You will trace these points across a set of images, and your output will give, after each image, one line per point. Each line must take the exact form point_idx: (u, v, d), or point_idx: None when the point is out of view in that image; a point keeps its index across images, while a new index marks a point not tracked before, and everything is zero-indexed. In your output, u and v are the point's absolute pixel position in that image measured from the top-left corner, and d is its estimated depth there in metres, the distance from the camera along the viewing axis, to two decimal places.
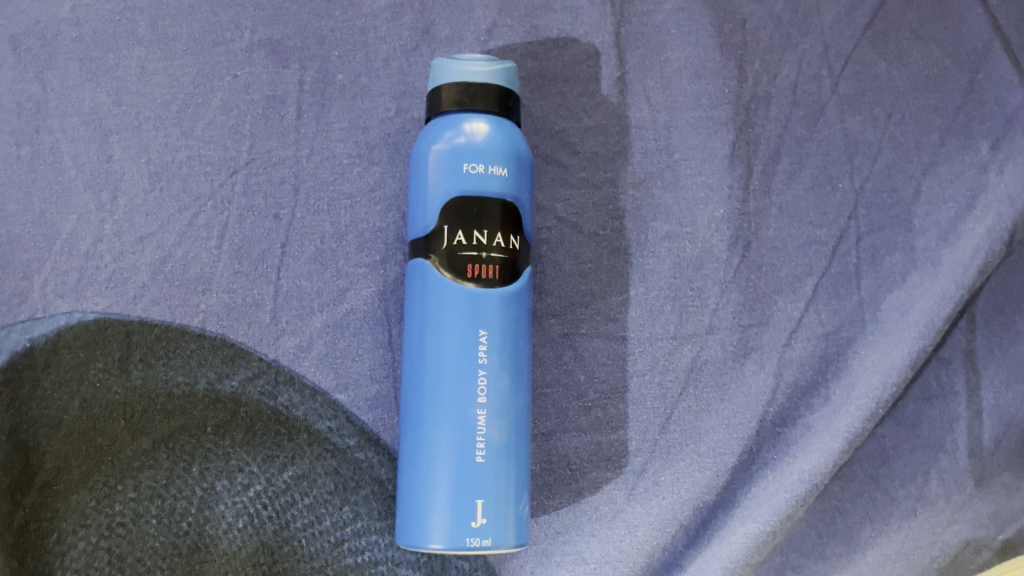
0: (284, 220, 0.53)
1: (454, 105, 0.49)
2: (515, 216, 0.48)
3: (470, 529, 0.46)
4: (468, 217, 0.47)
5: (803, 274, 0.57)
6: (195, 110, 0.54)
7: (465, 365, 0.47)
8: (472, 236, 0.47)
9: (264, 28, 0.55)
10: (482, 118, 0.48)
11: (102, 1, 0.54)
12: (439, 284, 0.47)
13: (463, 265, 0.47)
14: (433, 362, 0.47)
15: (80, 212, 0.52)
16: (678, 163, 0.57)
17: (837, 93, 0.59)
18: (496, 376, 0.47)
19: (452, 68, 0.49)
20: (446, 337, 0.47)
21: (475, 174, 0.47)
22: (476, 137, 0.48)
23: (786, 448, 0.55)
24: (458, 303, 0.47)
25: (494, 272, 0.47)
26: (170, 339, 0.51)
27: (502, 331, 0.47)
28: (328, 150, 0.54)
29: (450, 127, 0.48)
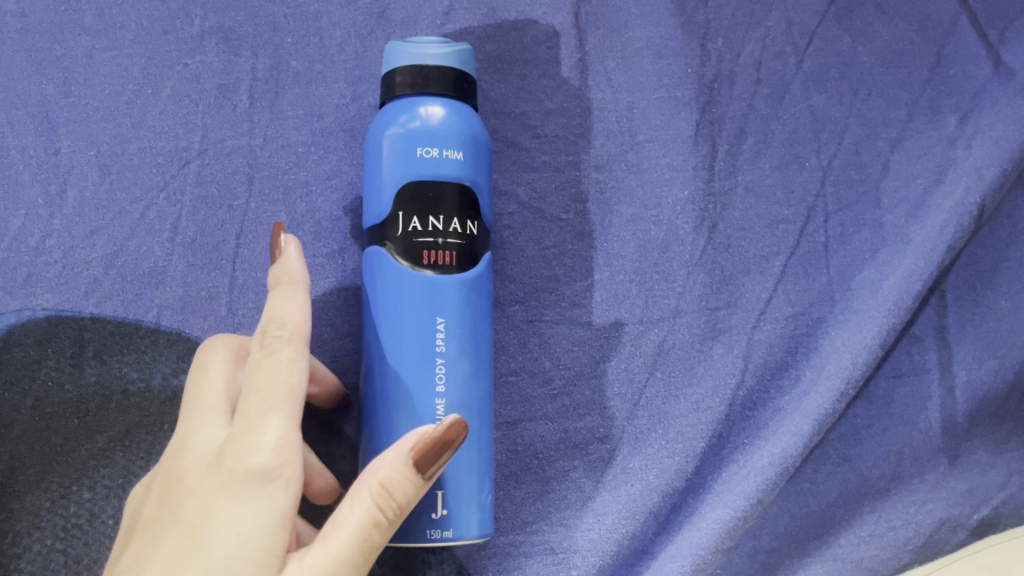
0: (238, 210, 0.52)
1: (409, 88, 0.47)
2: (473, 200, 0.47)
3: (431, 521, 0.45)
4: (423, 202, 0.46)
5: (770, 255, 0.56)
6: (145, 100, 0.53)
7: (422, 354, 0.45)
8: (426, 222, 0.46)
9: (215, 16, 0.54)
10: (435, 101, 0.47)
11: None
12: (395, 271, 0.46)
13: (420, 251, 0.46)
14: (388, 352, 0.46)
15: (28, 207, 0.51)
16: (642, 145, 0.56)
17: (802, 70, 0.58)
18: (455, 364, 0.46)
19: (406, 51, 0.48)
20: (403, 325, 0.46)
21: (431, 158, 0.46)
22: (432, 120, 0.46)
23: (756, 431, 0.54)
24: (415, 290, 0.46)
25: (451, 257, 0.46)
26: (124, 335, 0.50)
27: (459, 318, 0.46)
28: (283, 138, 0.53)
29: (406, 111, 0.47)
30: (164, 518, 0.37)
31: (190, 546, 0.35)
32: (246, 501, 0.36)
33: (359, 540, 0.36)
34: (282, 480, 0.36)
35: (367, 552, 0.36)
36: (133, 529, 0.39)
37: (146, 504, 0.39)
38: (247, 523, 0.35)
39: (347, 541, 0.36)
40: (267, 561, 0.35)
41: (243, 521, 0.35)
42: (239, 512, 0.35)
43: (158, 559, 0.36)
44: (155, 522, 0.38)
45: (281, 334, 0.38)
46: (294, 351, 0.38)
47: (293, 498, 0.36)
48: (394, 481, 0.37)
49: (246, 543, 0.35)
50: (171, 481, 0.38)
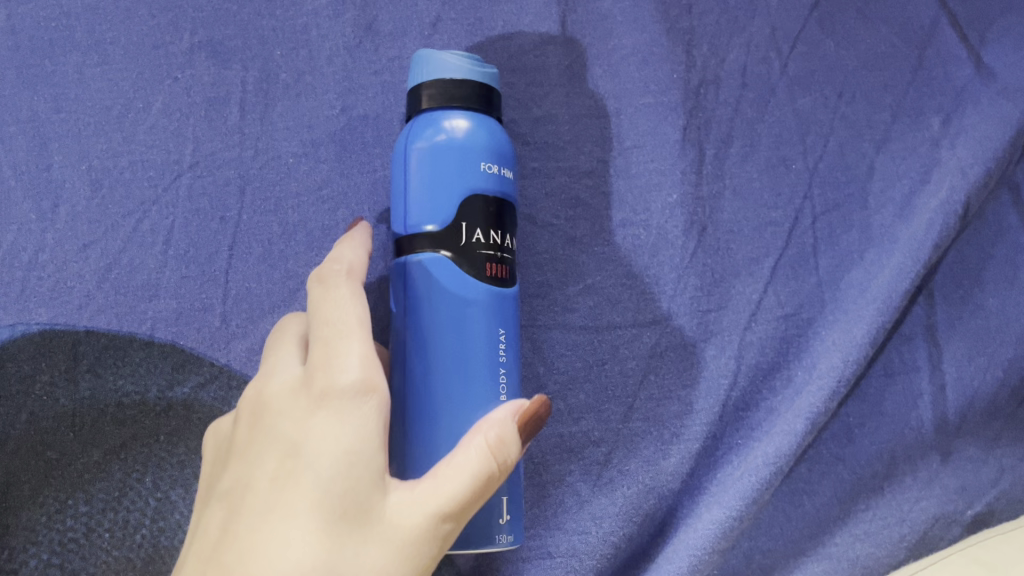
0: (231, 222, 0.52)
1: (462, 103, 0.44)
2: (513, 219, 0.46)
3: (500, 526, 0.43)
4: (485, 215, 0.44)
5: (759, 257, 0.56)
6: (136, 114, 0.53)
7: (487, 365, 0.43)
8: (488, 235, 0.44)
9: (204, 30, 0.54)
10: (486, 119, 0.45)
11: (37, 7, 0.53)
12: (462, 285, 0.43)
13: (485, 265, 0.43)
14: (452, 368, 0.42)
15: (21, 222, 0.51)
16: (630, 150, 0.57)
17: (787, 75, 0.59)
18: (510, 374, 0.44)
19: (457, 64, 0.45)
20: (466, 338, 0.43)
21: (492, 175, 0.44)
22: (487, 136, 0.44)
23: (751, 432, 0.55)
24: (484, 300, 0.43)
25: (506, 272, 0.44)
26: (118, 348, 0.50)
27: (512, 328, 0.45)
28: (273, 150, 0.53)
29: (463, 123, 0.44)
30: (257, 442, 0.38)
31: (291, 467, 0.36)
32: (345, 421, 0.36)
33: (478, 481, 0.37)
34: (373, 402, 0.37)
35: (480, 497, 0.37)
36: (224, 459, 0.40)
37: (235, 435, 0.40)
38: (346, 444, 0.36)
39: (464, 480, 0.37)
40: (373, 482, 0.36)
41: (342, 441, 0.36)
42: (338, 433, 0.36)
43: (260, 480, 0.37)
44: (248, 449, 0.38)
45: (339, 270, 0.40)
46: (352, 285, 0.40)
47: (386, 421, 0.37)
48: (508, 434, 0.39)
49: (351, 463, 0.36)
50: (259, 411, 0.39)
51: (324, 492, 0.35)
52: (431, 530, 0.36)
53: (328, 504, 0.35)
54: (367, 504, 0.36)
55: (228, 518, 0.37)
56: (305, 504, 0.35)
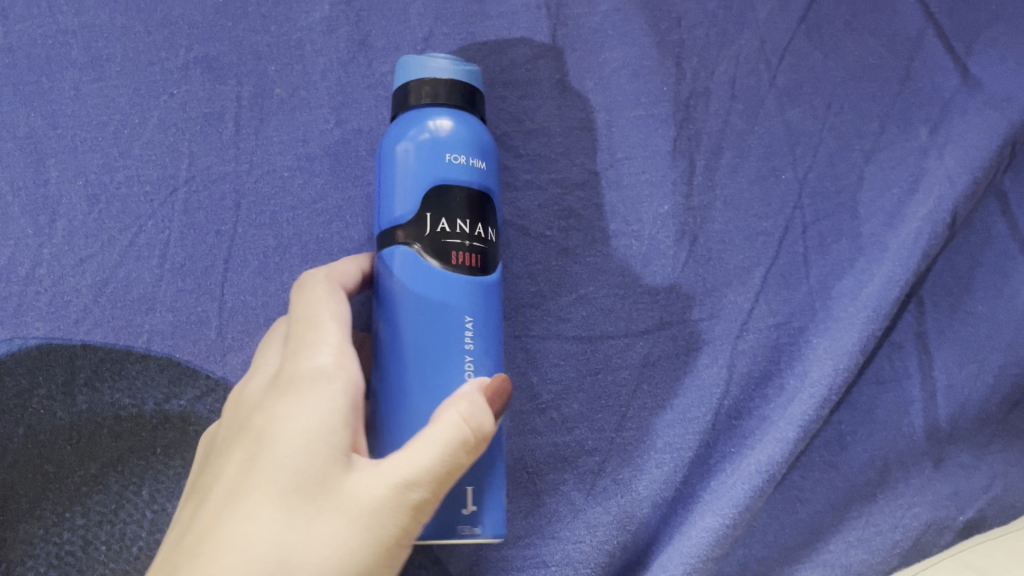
0: (226, 236, 0.53)
1: (432, 101, 0.45)
2: (491, 210, 0.46)
3: (462, 516, 0.42)
4: (450, 204, 0.44)
5: (750, 266, 0.57)
6: (132, 129, 0.54)
7: (451, 352, 0.42)
8: (454, 223, 0.43)
9: (199, 47, 0.55)
10: (458, 114, 0.46)
11: (35, 25, 0.54)
12: (424, 273, 0.43)
13: (449, 253, 0.43)
14: (415, 357, 0.42)
15: (18, 236, 0.52)
16: (622, 162, 0.57)
17: (776, 86, 0.59)
18: (483, 363, 0.43)
19: (429, 66, 0.46)
20: (432, 326, 0.42)
21: (458, 165, 0.44)
22: (455, 129, 0.45)
23: (743, 440, 0.55)
24: (444, 288, 0.43)
25: (478, 262, 0.44)
26: (115, 361, 0.51)
27: (484, 317, 0.44)
28: (268, 164, 0.54)
29: (431, 118, 0.45)
30: (233, 433, 0.39)
31: (259, 449, 0.37)
32: (310, 402, 0.38)
33: (443, 453, 0.37)
34: (338, 384, 0.38)
35: (452, 467, 0.37)
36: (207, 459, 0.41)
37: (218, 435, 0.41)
38: (310, 422, 0.37)
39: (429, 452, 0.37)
40: (337, 459, 0.37)
41: (307, 419, 0.37)
42: (303, 412, 0.37)
43: (231, 465, 0.38)
44: (226, 441, 0.40)
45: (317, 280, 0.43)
46: (328, 290, 0.43)
47: (352, 403, 0.38)
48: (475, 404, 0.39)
49: (314, 439, 0.37)
50: (239, 408, 0.41)
51: (287, 467, 0.36)
52: (398, 500, 0.36)
53: (289, 479, 0.36)
54: (330, 479, 0.36)
55: (198, 503, 0.37)
56: (269, 479, 0.36)
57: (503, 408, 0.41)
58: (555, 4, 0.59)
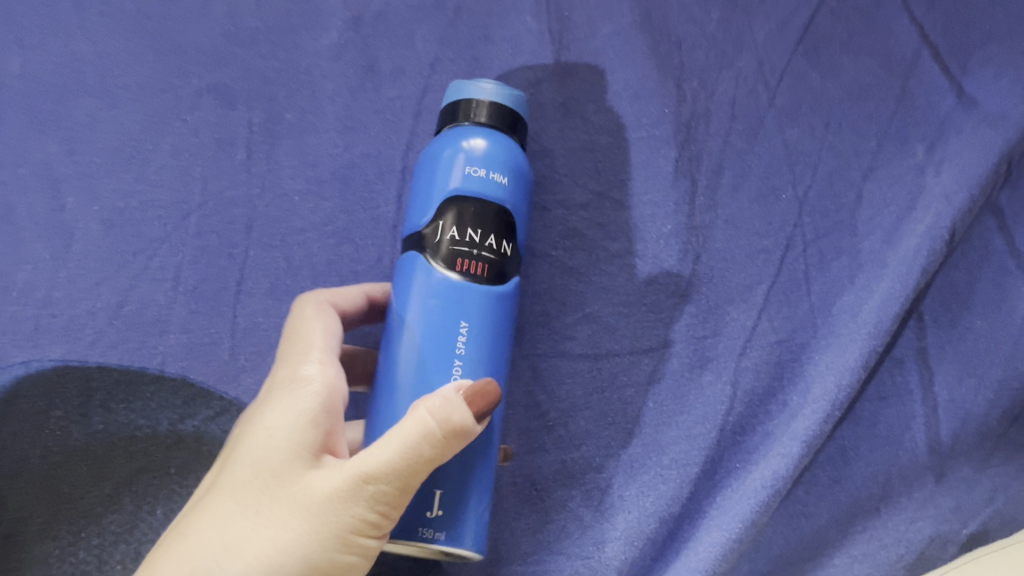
0: (238, 258, 0.54)
1: (465, 118, 0.47)
2: (510, 224, 0.45)
3: (424, 518, 0.41)
4: (463, 214, 0.44)
5: (752, 284, 0.57)
6: (145, 155, 0.55)
7: (441, 355, 0.42)
8: (463, 232, 0.43)
9: (210, 74, 0.56)
10: (489, 130, 0.46)
11: (50, 54, 0.56)
12: (427, 279, 0.43)
13: (453, 260, 0.43)
14: (406, 360, 0.42)
15: (34, 261, 0.53)
16: (625, 183, 0.58)
17: (775, 106, 0.61)
18: (472, 371, 0.42)
19: (468, 86, 0.48)
20: (428, 329, 0.42)
21: (476, 176, 0.45)
22: (479, 143, 0.45)
23: (748, 456, 0.56)
24: (442, 293, 0.43)
25: (487, 272, 0.43)
26: (130, 382, 0.52)
27: (486, 326, 0.43)
28: (279, 187, 0.55)
29: (460, 134, 0.46)
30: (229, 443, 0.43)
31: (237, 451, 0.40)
32: (281, 406, 0.40)
33: (403, 449, 0.37)
34: (310, 391, 0.41)
35: (414, 462, 0.37)
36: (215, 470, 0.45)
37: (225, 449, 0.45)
38: (277, 424, 0.39)
39: (388, 448, 0.37)
40: (300, 456, 0.38)
41: (275, 421, 0.40)
42: (273, 415, 0.40)
43: (218, 470, 0.41)
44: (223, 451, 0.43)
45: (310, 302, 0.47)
46: (318, 311, 0.46)
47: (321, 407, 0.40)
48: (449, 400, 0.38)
49: (278, 438, 0.39)
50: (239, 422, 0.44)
51: (252, 465, 0.39)
52: (352, 492, 0.37)
53: (252, 476, 0.38)
54: (289, 474, 0.38)
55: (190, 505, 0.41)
56: (237, 476, 0.39)
57: (489, 410, 0.40)
58: (558, 29, 0.60)
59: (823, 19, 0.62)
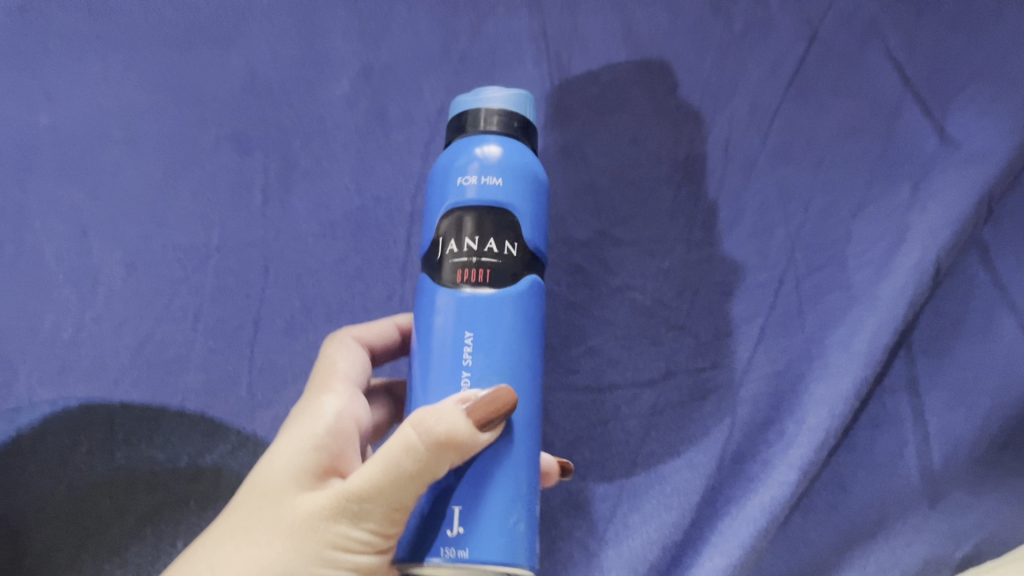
0: (254, 298, 0.56)
1: (461, 133, 0.45)
2: (514, 224, 0.42)
3: (445, 537, 0.37)
4: (460, 225, 0.42)
5: (748, 317, 0.57)
6: (168, 201, 0.58)
7: (449, 371, 0.40)
8: (461, 243, 0.42)
9: (228, 124, 0.60)
10: (481, 136, 0.44)
11: (82, 111, 0.60)
12: (431, 297, 0.42)
13: (454, 273, 0.42)
14: (418, 380, 0.41)
15: (61, 303, 0.56)
16: (625, 221, 0.60)
17: (767, 146, 0.61)
18: (483, 380, 0.40)
19: (462, 103, 0.46)
20: (435, 349, 0.41)
21: (468, 184, 0.43)
22: (470, 151, 0.43)
23: (748, 483, 0.55)
24: (444, 307, 0.41)
25: (489, 277, 0.41)
26: (151, 419, 0.53)
27: (492, 331, 0.40)
28: (294, 230, 0.57)
29: (455, 148, 0.45)
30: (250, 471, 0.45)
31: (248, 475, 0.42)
32: (289, 434, 0.42)
33: (386, 465, 0.37)
34: (320, 422, 0.43)
35: (398, 478, 0.37)
36: None
37: None
38: (281, 449, 0.41)
39: (373, 465, 0.37)
40: (296, 479, 0.40)
41: (281, 447, 0.42)
42: (281, 442, 0.42)
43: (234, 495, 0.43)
44: None
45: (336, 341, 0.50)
46: (345, 352, 0.49)
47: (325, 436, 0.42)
48: (438, 411, 0.37)
49: (279, 462, 0.41)
50: None
51: (253, 486, 0.40)
52: (335, 510, 0.37)
53: (251, 496, 0.40)
54: (282, 495, 0.39)
55: None
56: (239, 496, 0.41)
57: (496, 418, 0.38)
58: (557, 76, 0.63)
59: (806, 60, 0.63)
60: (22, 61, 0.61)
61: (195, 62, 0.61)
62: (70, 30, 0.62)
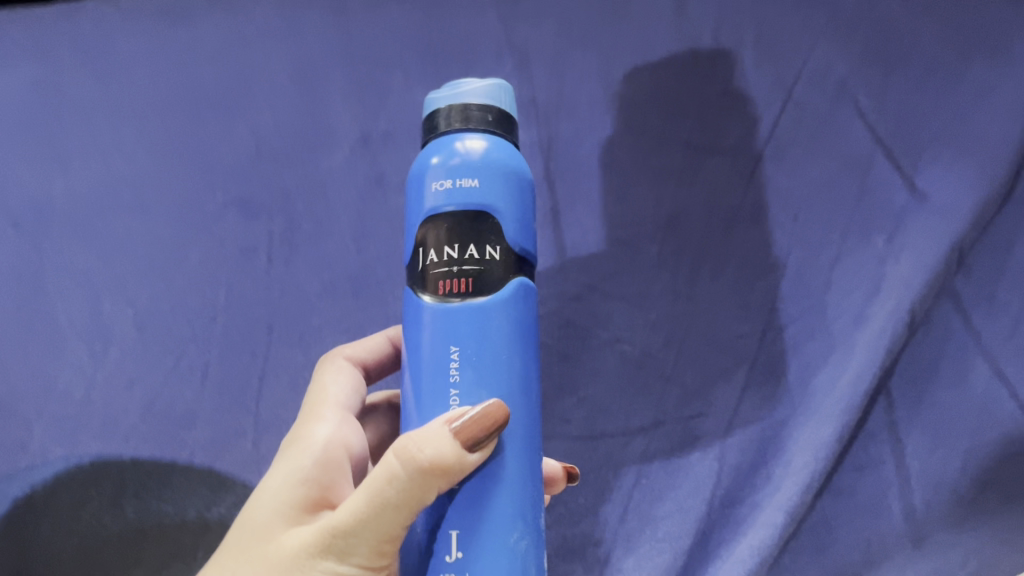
0: (259, 355, 0.58)
1: (432, 133, 0.42)
2: (495, 226, 0.40)
3: (444, 565, 0.36)
4: (438, 234, 0.40)
5: (731, 365, 0.58)
6: (178, 265, 0.61)
7: (437, 388, 0.38)
8: (441, 253, 0.40)
9: (235, 191, 0.62)
10: (452, 135, 0.41)
11: (99, 183, 0.64)
12: (414, 311, 0.40)
13: (436, 286, 0.39)
14: (410, 397, 0.39)
15: (75, 363, 0.59)
16: (614, 275, 0.61)
17: (746, 202, 0.62)
18: (472, 395, 0.37)
19: (432, 101, 0.44)
20: (421, 366, 0.39)
21: (442, 190, 0.40)
22: (442, 154, 0.41)
23: (738, 526, 0.56)
24: (427, 321, 0.39)
25: (471, 287, 0.39)
26: (160, 474, 0.55)
27: (477, 344, 0.38)
28: (297, 289, 0.59)
29: (429, 151, 0.42)
30: None
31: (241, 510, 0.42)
32: (279, 467, 0.41)
33: (371, 496, 0.35)
34: (308, 452, 0.42)
35: (384, 509, 0.35)
36: None
37: None
38: (271, 483, 0.41)
39: (359, 496, 0.35)
40: (284, 514, 0.39)
41: (269, 481, 0.41)
42: (271, 476, 0.41)
43: None
44: None
45: (327, 365, 0.49)
46: (336, 376, 0.48)
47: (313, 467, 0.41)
48: (425, 436, 0.35)
49: (269, 496, 0.40)
50: None
51: (243, 523, 0.40)
52: (321, 546, 0.36)
53: (240, 534, 0.39)
54: (270, 531, 0.38)
55: None
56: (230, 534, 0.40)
57: (490, 435, 0.36)
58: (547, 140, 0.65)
59: (779, 114, 0.63)
60: (45, 139, 0.65)
61: (205, 134, 0.64)
62: (92, 108, 0.66)
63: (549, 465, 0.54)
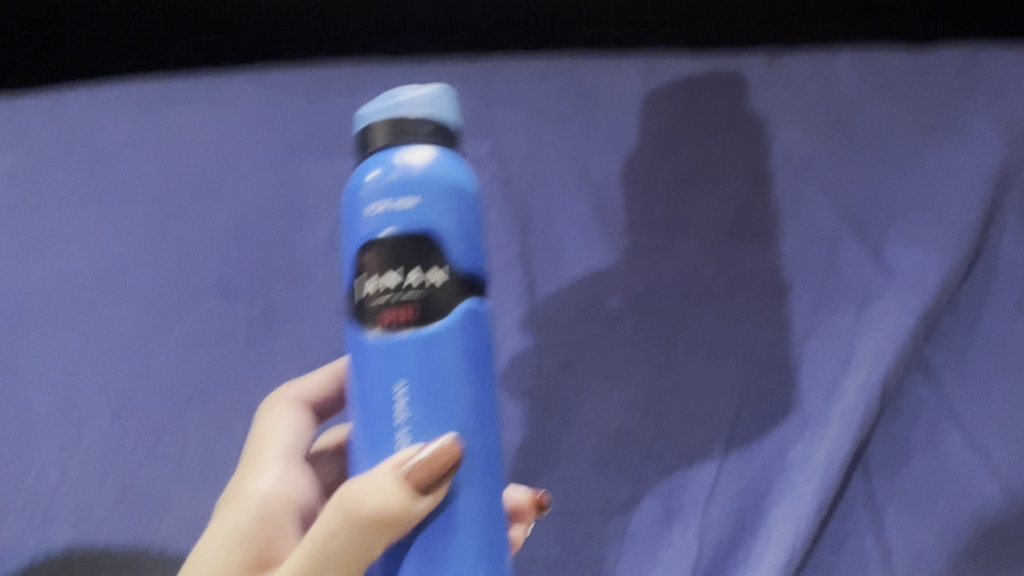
0: (237, 436, 0.57)
1: (363, 152, 0.39)
2: (439, 248, 0.36)
3: None
4: (377, 261, 0.37)
5: (732, 384, 0.56)
6: (151, 348, 0.60)
7: (384, 429, 0.35)
8: (380, 281, 0.36)
9: (212, 272, 0.63)
10: (381, 153, 0.38)
11: (73, 273, 0.64)
12: (356, 347, 0.37)
13: (377, 318, 0.36)
14: (357, 440, 0.36)
15: (46, 451, 0.57)
16: (599, 306, 0.59)
17: (732, 220, 0.62)
18: (422, 435, 0.35)
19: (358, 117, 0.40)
20: (366, 403, 0.36)
21: (378, 213, 0.37)
22: (374, 175, 0.37)
23: (754, 537, 0.51)
24: (369, 357, 0.36)
25: (415, 317, 0.36)
26: (133, 561, 0.54)
27: (425, 378, 0.35)
28: (274, 364, 0.59)
29: (359, 173, 0.38)
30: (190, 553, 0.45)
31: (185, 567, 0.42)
32: (221, 527, 0.42)
33: (318, 552, 0.34)
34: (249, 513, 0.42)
35: (332, 565, 0.34)
36: None
37: None
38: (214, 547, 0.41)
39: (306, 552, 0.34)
40: None
41: (212, 543, 0.41)
42: (213, 537, 0.41)
43: None
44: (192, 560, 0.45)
45: (268, 403, 0.48)
46: (279, 414, 0.47)
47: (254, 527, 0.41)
48: (367, 486, 0.33)
49: (211, 561, 0.40)
50: None
51: None
52: None
53: None
54: None
55: None
56: None
57: (437, 480, 0.34)
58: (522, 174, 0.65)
59: (757, 151, 0.64)
60: (23, 229, 0.66)
61: (180, 219, 0.65)
62: (67, 198, 0.67)
63: (514, 493, 0.50)
